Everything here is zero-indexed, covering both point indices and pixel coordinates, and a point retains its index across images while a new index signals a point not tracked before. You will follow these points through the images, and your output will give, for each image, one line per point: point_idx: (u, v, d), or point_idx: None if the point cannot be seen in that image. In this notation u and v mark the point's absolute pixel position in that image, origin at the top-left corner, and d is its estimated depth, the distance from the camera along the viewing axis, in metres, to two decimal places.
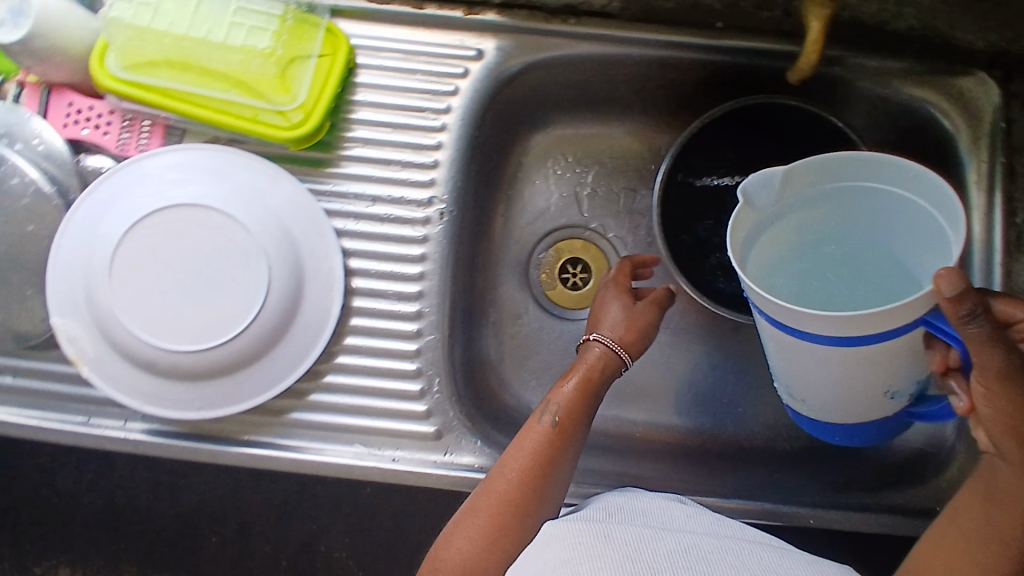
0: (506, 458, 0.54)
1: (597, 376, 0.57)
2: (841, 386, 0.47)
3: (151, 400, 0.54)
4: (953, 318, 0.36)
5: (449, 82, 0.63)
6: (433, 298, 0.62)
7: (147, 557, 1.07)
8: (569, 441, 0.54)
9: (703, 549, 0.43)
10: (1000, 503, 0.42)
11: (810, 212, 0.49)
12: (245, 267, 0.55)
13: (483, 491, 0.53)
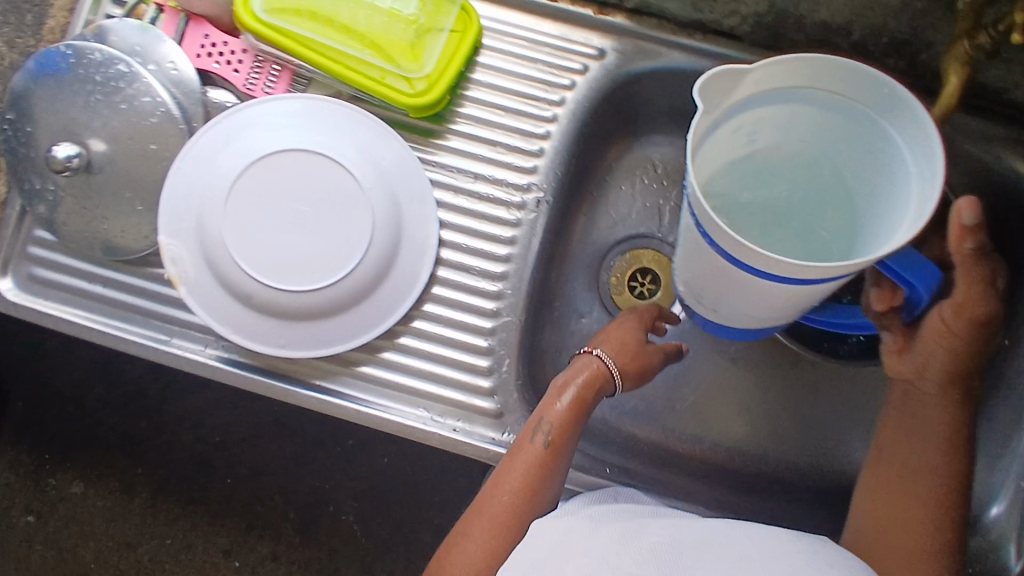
0: (497, 482, 0.53)
1: (588, 397, 0.56)
2: (737, 290, 0.48)
3: (240, 330, 0.56)
4: (965, 237, 0.47)
5: (567, 76, 0.65)
6: (514, 282, 0.63)
7: (160, 485, 1.09)
8: (561, 459, 0.54)
9: (688, 543, 0.43)
10: (919, 429, 0.51)
11: (783, 109, 0.47)
12: (348, 220, 0.57)
13: (477, 511, 0.53)
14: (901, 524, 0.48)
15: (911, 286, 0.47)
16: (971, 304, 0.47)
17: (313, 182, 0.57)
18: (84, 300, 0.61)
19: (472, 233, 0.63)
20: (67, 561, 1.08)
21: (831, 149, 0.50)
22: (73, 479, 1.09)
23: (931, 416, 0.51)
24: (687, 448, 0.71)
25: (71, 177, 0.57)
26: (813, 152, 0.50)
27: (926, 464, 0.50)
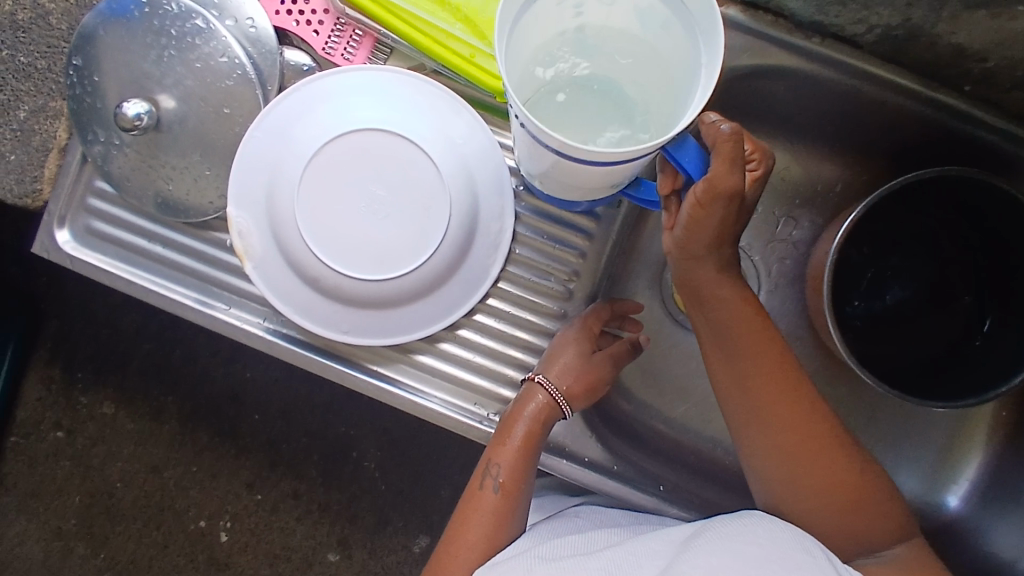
0: (457, 536, 0.55)
1: (539, 431, 0.56)
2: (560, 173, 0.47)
3: (303, 312, 0.55)
4: (724, 138, 0.46)
5: None
6: (583, 281, 0.61)
7: (189, 417, 1.09)
8: (518, 499, 0.56)
9: (626, 564, 0.47)
10: (759, 361, 0.52)
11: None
12: (423, 210, 0.54)
13: (440, 572, 0.54)
14: (812, 473, 0.51)
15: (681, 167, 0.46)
16: (723, 182, 0.45)
17: (353, 175, 0.53)
18: (142, 260, 0.60)
19: (546, 226, 0.60)
20: (93, 479, 1.08)
21: (637, 26, 0.42)
22: (103, 401, 1.08)
23: (760, 338, 0.52)
24: (733, 461, 0.70)
25: (139, 134, 0.54)
26: (621, 25, 0.42)
27: (786, 391, 0.52)
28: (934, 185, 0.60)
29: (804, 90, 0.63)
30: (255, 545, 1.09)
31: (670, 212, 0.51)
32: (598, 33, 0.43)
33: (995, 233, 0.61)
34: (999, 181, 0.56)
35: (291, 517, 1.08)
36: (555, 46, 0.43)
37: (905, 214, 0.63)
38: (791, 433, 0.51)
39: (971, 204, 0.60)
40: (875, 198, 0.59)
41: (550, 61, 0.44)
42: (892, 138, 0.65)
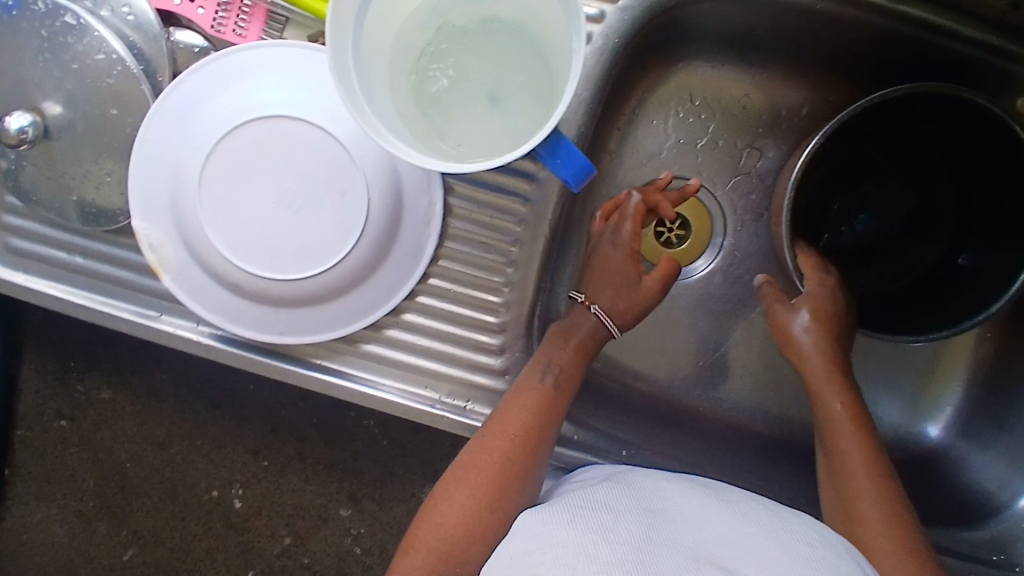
0: (494, 423, 0.53)
1: (585, 344, 0.57)
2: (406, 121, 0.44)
3: (232, 317, 0.52)
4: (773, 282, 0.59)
5: (596, 4, 0.53)
6: (525, 248, 0.57)
7: (184, 394, 1.04)
8: (560, 403, 0.55)
9: (662, 532, 0.45)
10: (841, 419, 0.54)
11: None
12: (339, 197, 0.50)
13: (473, 458, 0.52)
14: (861, 510, 0.50)
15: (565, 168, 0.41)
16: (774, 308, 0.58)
17: (271, 155, 0.49)
18: (65, 273, 0.57)
19: (481, 194, 0.56)
20: (103, 460, 1.06)
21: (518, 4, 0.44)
22: (99, 386, 1.05)
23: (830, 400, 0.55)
24: (706, 408, 0.68)
25: (29, 147, 0.51)
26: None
27: (851, 437, 0.53)
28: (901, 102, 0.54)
29: (754, 11, 0.57)
30: (269, 507, 1.06)
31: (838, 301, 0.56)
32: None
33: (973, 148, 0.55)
34: (973, 96, 0.49)
35: (298, 478, 1.05)
36: (433, 6, 0.44)
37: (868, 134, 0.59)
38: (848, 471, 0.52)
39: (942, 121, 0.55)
40: (838, 122, 0.52)
41: (429, 20, 0.44)
42: (855, 53, 0.59)
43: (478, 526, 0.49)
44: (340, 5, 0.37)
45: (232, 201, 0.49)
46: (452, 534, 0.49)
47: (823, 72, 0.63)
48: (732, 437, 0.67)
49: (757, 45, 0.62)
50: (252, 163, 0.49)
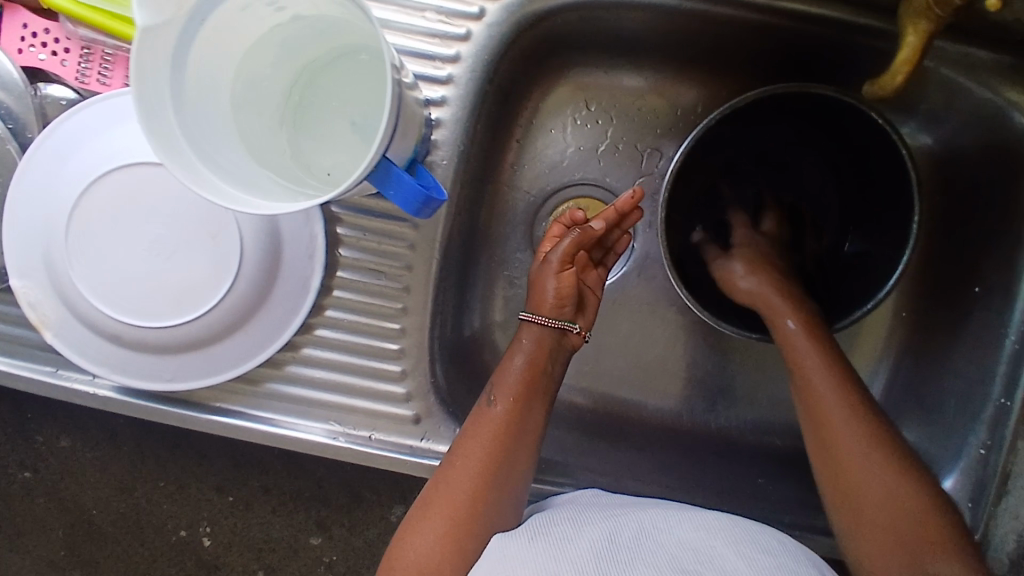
0: (456, 451, 0.52)
1: (541, 364, 0.56)
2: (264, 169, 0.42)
3: (118, 368, 0.52)
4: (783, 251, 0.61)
5: (460, 23, 0.53)
6: (418, 271, 0.56)
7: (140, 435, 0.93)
8: (523, 425, 0.53)
9: (623, 538, 0.45)
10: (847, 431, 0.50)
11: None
12: (211, 237, 0.50)
13: (438, 489, 0.50)
14: (862, 513, 0.48)
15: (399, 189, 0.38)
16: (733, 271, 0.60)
17: (137, 204, 0.50)
18: None
19: (368, 221, 0.55)
20: (69, 509, 0.95)
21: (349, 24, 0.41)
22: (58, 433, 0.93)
23: (833, 414, 0.51)
24: (631, 412, 0.67)
25: None
26: (335, 17, 0.41)
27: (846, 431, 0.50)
28: (762, 105, 0.57)
29: (626, 15, 0.56)
30: (238, 541, 0.95)
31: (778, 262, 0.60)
32: (320, 26, 0.42)
33: (835, 134, 0.59)
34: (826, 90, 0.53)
35: (265, 509, 0.94)
36: (279, 37, 0.42)
37: (744, 134, 0.61)
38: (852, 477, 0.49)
39: (804, 115, 0.58)
40: (704, 130, 0.56)
41: (280, 50, 0.43)
42: (737, 47, 0.59)
43: (446, 559, 0.47)
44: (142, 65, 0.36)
45: (103, 253, 0.50)
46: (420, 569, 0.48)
47: (711, 69, 0.63)
48: (659, 439, 0.66)
49: (642, 47, 0.61)
50: (120, 213, 0.50)
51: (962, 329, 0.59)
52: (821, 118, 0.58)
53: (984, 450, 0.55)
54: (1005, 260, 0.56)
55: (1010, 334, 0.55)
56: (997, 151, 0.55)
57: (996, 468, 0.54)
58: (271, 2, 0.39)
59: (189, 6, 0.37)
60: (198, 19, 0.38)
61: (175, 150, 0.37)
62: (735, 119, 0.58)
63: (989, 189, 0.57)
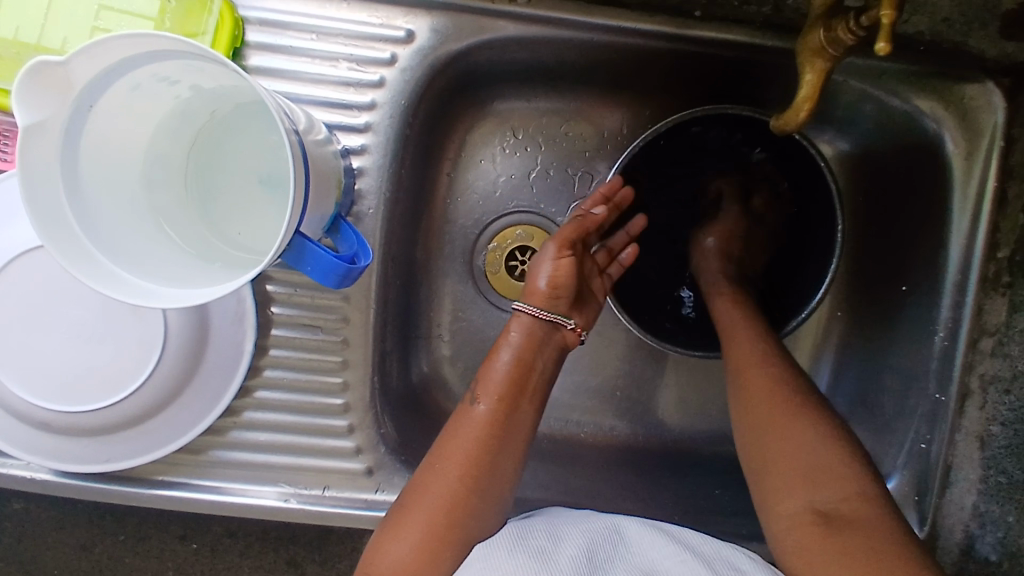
0: (435, 454, 0.48)
1: (530, 361, 0.51)
2: (179, 241, 0.42)
3: (53, 455, 0.51)
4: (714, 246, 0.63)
5: (373, 71, 0.52)
6: (355, 321, 0.55)
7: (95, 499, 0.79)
8: (511, 428, 0.49)
9: (608, 550, 0.42)
10: (777, 414, 0.49)
11: (199, 73, 0.39)
12: (134, 312, 0.50)
13: (415, 496, 0.47)
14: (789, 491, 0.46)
15: (322, 260, 0.38)
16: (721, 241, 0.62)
17: (53, 287, 0.49)
18: None
19: (299, 277, 0.54)
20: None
21: (241, 87, 0.41)
22: (11, 494, 0.81)
23: (765, 395, 0.50)
24: (587, 434, 0.67)
25: None
26: (235, 83, 0.41)
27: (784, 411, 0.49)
28: (681, 127, 0.57)
29: (538, 49, 0.55)
30: None
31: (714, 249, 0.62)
32: (215, 93, 0.41)
33: (758, 145, 0.60)
34: (742, 110, 0.55)
35: (232, 555, 0.81)
36: (180, 107, 0.41)
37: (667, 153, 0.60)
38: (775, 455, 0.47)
39: (725, 134, 0.59)
40: (627, 157, 0.56)
41: (184, 121, 0.42)
42: (651, 70, 0.59)
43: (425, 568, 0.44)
44: (32, 167, 0.35)
45: (24, 340, 0.49)
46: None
47: (630, 91, 0.63)
48: (618, 459, 0.66)
49: (561, 76, 0.61)
50: (37, 296, 0.49)
51: (894, 326, 0.60)
52: (743, 133, 0.59)
53: (924, 445, 0.56)
54: (925, 257, 0.57)
55: (938, 331, 0.56)
56: (908, 152, 0.57)
57: (937, 460, 0.56)
58: (165, 79, 0.39)
59: (74, 95, 0.36)
60: (86, 106, 0.37)
61: (75, 244, 0.37)
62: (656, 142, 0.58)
63: (904, 189, 0.59)
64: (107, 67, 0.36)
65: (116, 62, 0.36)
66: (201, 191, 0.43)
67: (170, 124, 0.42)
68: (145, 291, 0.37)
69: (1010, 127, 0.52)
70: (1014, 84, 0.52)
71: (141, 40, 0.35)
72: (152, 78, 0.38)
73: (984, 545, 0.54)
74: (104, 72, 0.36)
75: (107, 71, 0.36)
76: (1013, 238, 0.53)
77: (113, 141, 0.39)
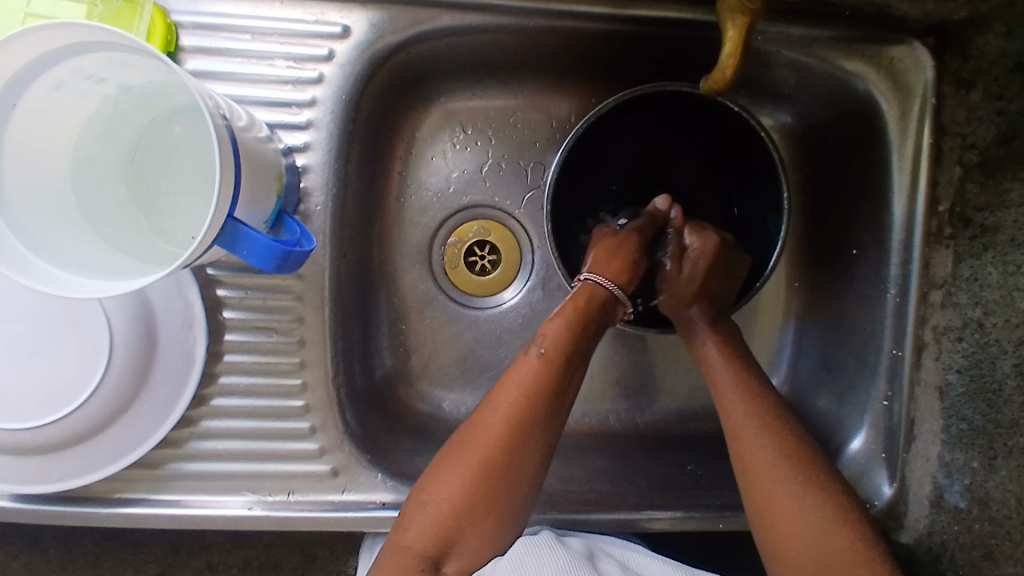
0: (492, 398, 0.51)
1: (583, 323, 0.52)
2: (115, 240, 0.41)
3: (3, 477, 0.50)
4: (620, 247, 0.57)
5: (312, 67, 0.52)
6: (310, 321, 0.54)
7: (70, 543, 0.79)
8: (561, 381, 0.51)
9: None
10: (799, 535, 0.47)
11: (127, 70, 0.39)
12: (79, 323, 0.49)
13: (467, 437, 0.50)
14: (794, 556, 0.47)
15: (259, 246, 0.38)
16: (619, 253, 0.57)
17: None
18: None
19: (250, 280, 0.53)
20: None
21: (172, 84, 0.41)
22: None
23: (776, 489, 0.48)
24: None
25: None
26: (163, 80, 0.40)
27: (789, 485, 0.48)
28: (624, 109, 0.58)
29: (476, 38, 0.56)
30: None
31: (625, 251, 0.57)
32: (145, 90, 0.41)
33: (701, 123, 0.60)
34: (680, 87, 0.55)
35: None
36: (110, 109, 0.41)
37: (616, 137, 0.61)
38: (790, 554, 0.47)
39: (670, 113, 0.60)
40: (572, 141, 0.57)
41: (116, 122, 0.42)
42: (591, 54, 0.59)
43: (476, 501, 0.48)
44: None
45: None
46: (447, 509, 0.48)
47: (573, 78, 0.63)
48: (589, 446, 0.66)
49: (503, 68, 0.62)
50: None
51: (850, 288, 0.61)
52: (686, 111, 0.60)
53: (887, 401, 0.57)
54: (872, 218, 0.58)
55: (890, 288, 0.57)
56: (848, 117, 0.58)
57: (901, 414, 0.57)
58: (91, 76, 0.38)
59: None
60: (8, 105, 0.36)
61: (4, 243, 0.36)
62: (602, 124, 0.58)
63: (848, 156, 0.60)
64: (27, 63, 0.36)
65: (34, 58, 0.35)
66: (136, 190, 0.43)
67: (101, 125, 0.42)
68: (72, 289, 0.37)
69: (939, 86, 0.53)
70: (939, 42, 0.53)
71: (57, 32, 0.34)
72: (78, 74, 0.38)
73: (953, 494, 0.53)
74: (25, 67, 0.36)
75: (27, 67, 0.36)
76: (951, 192, 0.53)
77: (41, 142, 0.39)
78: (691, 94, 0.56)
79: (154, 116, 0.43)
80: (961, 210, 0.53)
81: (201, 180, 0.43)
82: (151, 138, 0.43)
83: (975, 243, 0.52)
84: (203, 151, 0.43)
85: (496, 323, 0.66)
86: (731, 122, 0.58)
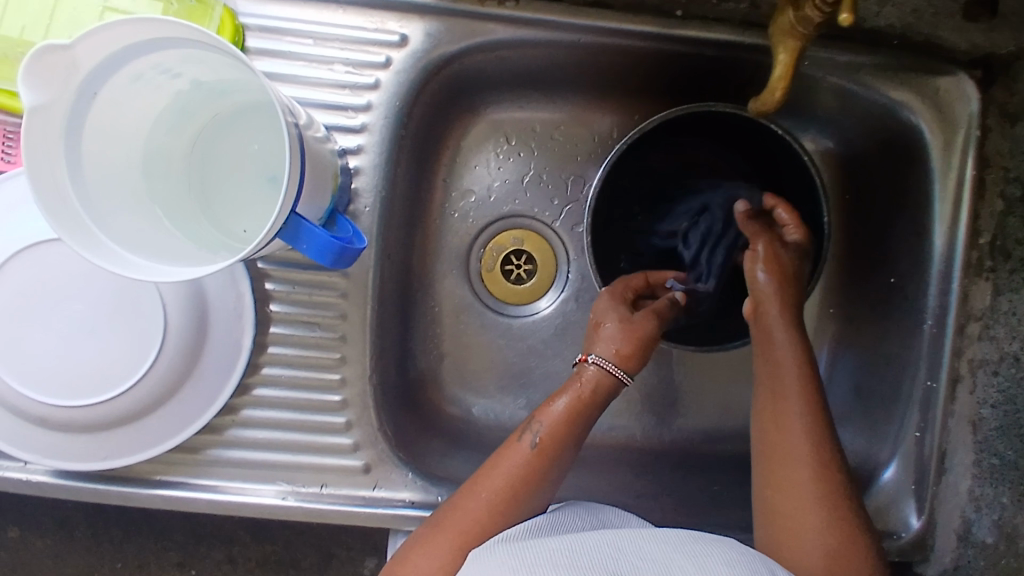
0: (478, 481, 0.49)
1: (580, 410, 0.52)
2: (177, 226, 0.43)
3: (51, 453, 0.52)
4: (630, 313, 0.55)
5: (369, 73, 0.54)
6: (352, 318, 0.56)
7: (100, 522, 0.80)
8: (550, 469, 0.50)
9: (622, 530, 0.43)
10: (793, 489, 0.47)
11: (200, 65, 0.41)
12: (136, 308, 0.51)
13: (449, 514, 0.48)
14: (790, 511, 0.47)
15: (312, 244, 0.41)
16: (636, 323, 0.55)
17: (54, 282, 0.51)
18: None
19: (299, 275, 0.55)
20: None
21: (241, 81, 0.43)
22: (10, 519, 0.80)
23: (789, 451, 0.48)
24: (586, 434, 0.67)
25: None
26: (233, 78, 0.42)
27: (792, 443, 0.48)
28: (668, 127, 0.58)
29: (527, 52, 0.57)
30: None
31: (635, 321, 0.55)
32: (215, 85, 0.43)
33: (743, 146, 0.61)
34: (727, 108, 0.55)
35: None
36: (181, 102, 0.43)
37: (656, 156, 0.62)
38: (785, 504, 0.47)
39: (713, 133, 0.61)
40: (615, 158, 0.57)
41: (186, 115, 0.44)
42: (638, 72, 0.61)
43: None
44: (33, 149, 0.37)
45: (28, 338, 0.50)
46: None
47: (618, 94, 0.64)
48: (615, 460, 0.66)
49: (551, 83, 0.63)
50: (40, 294, 0.51)
51: (882, 317, 0.61)
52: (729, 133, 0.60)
53: (918, 432, 0.57)
54: (909, 247, 0.59)
55: (926, 319, 0.57)
56: (890, 147, 0.59)
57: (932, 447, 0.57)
58: (166, 71, 0.41)
59: (79, 81, 0.38)
60: (90, 93, 0.39)
61: (76, 223, 0.38)
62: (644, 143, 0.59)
63: (889, 185, 0.60)
64: (111, 55, 0.38)
65: (116, 50, 0.38)
66: (198, 181, 0.45)
67: (170, 118, 0.43)
68: (135, 270, 0.38)
69: (984, 119, 0.54)
70: (984, 75, 0.54)
71: (141, 26, 0.37)
72: (154, 68, 0.40)
73: (982, 528, 0.53)
74: (109, 59, 0.38)
75: (112, 58, 0.38)
76: (993, 224, 0.54)
77: (113, 133, 0.41)
78: (736, 116, 0.56)
79: (220, 110, 0.45)
80: (1001, 243, 0.53)
81: (261, 175, 0.45)
82: (215, 133, 0.45)
83: (1015, 276, 0.52)
84: (266, 145, 0.45)
85: (530, 330, 0.67)
86: (773, 145, 0.58)
